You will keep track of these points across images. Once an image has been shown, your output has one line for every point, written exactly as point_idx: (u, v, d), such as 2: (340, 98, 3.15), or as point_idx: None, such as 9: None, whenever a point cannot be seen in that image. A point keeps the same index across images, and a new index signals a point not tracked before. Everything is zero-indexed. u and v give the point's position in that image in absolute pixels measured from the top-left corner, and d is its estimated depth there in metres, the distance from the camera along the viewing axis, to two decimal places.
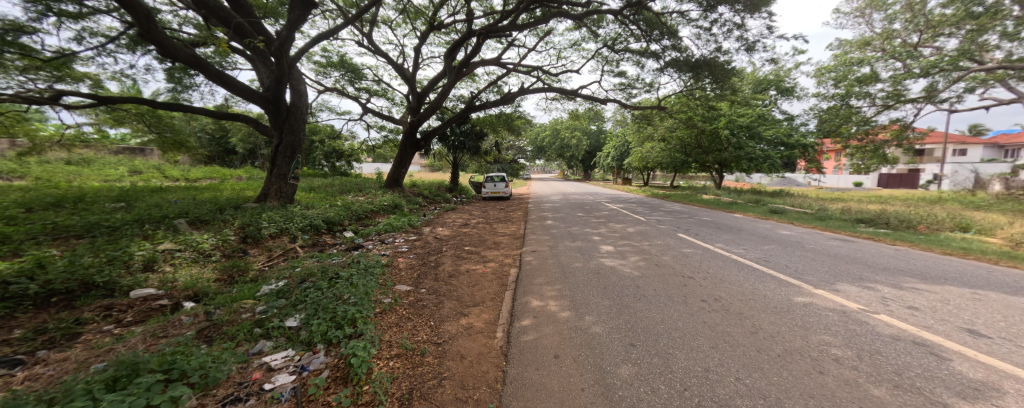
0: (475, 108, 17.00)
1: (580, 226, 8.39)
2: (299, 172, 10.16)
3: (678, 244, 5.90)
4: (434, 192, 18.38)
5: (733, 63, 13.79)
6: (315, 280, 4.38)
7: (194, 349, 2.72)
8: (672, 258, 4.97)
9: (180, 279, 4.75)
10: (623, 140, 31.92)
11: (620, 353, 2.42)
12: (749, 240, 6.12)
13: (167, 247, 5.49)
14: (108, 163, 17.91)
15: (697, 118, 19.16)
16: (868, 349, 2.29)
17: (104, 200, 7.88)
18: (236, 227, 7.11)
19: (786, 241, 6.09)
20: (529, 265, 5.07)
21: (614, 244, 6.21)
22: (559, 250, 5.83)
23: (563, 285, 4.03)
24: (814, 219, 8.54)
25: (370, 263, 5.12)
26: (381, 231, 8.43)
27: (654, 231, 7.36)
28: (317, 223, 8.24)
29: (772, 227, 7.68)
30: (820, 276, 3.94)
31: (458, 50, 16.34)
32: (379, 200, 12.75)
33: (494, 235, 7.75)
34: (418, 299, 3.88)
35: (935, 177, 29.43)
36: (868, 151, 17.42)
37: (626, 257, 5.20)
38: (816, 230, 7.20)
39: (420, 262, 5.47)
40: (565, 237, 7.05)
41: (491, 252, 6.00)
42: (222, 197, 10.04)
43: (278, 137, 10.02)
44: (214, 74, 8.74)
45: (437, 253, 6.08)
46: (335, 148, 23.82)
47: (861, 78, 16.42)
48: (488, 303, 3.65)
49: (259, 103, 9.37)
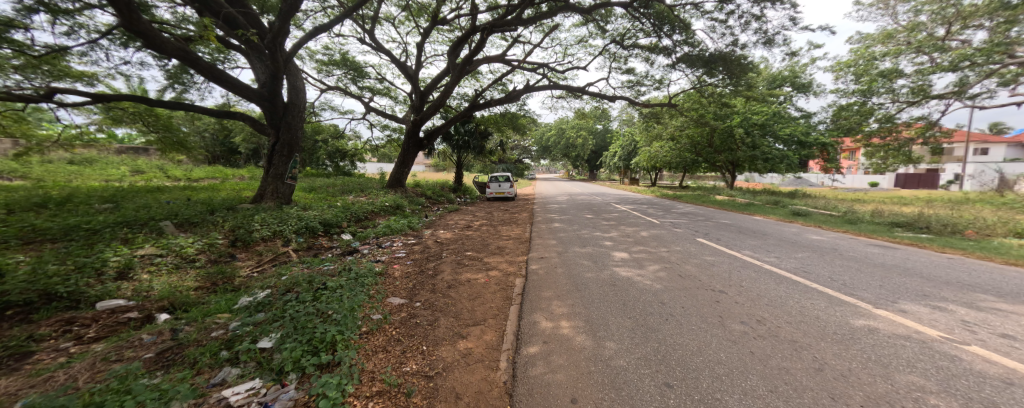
0: (479, 106, 16.56)
1: (589, 229, 7.88)
2: (297, 172, 9.78)
3: (700, 251, 5.40)
4: (437, 192, 17.95)
5: (748, 58, 13.17)
6: (299, 291, 3.96)
7: (139, 383, 2.27)
8: (697, 268, 4.46)
9: (156, 287, 4.34)
10: (630, 139, 31.28)
11: (653, 399, 1.93)
12: (779, 247, 5.59)
13: (146, 252, 5.09)
14: (111, 163, 17.77)
15: (709, 116, 18.54)
16: (977, 399, 1.79)
17: (92, 201, 7.54)
18: (226, 230, 6.72)
19: (819, 248, 5.55)
20: (537, 274, 4.60)
21: (628, 250, 5.69)
22: (569, 258, 5.34)
23: (576, 300, 3.54)
24: (844, 222, 7.96)
25: (362, 271, 4.68)
26: (379, 234, 7.99)
27: (671, 235, 6.85)
28: (313, 225, 7.85)
29: (799, 231, 7.11)
30: (874, 292, 3.42)
31: (461, 47, 15.94)
32: (381, 200, 12.37)
33: (497, 239, 7.26)
34: (411, 315, 3.40)
35: (957, 177, 28.40)
36: (890, 150, 16.66)
37: (643, 265, 4.70)
38: (849, 236, 6.61)
39: (417, 270, 5.00)
40: (574, 242, 6.56)
41: (495, 259, 5.53)
42: (217, 197, 9.69)
43: (275, 135, 9.64)
44: (206, 69, 8.28)
45: (436, 259, 5.62)
46: (338, 148, 23.55)
47: (884, 72, 15.65)
48: (491, 321, 3.19)
49: (255, 100, 8.97)
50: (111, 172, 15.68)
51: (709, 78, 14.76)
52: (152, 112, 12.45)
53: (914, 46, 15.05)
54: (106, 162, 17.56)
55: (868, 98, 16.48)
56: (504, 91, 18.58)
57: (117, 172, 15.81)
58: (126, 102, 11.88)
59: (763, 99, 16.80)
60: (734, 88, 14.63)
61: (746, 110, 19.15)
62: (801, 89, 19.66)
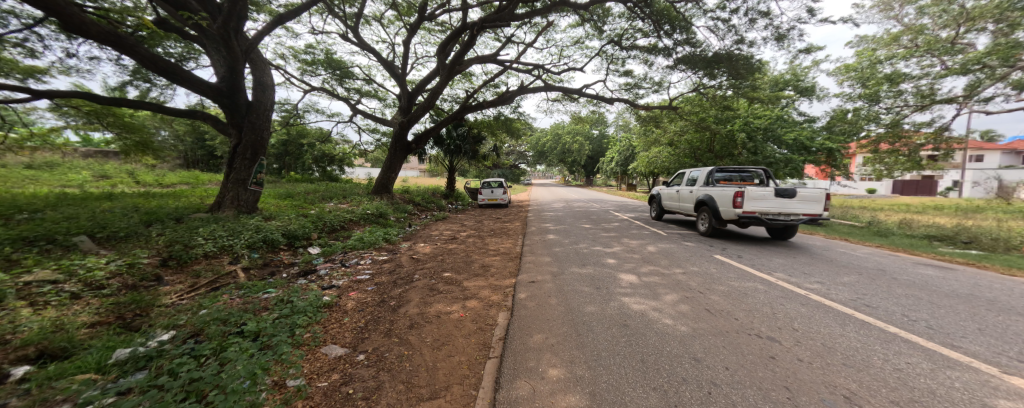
0: (469, 108, 15.64)
1: (587, 243, 6.93)
2: (262, 177, 8.73)
3: (722, 272, 4.49)
4: (427, 198, 17.02)
5: (754, 58, 12.35)
6: (205, 336, 2.96)
7: None
8: (726, 298, 3.55)
9: (26, 328, 3.31)
10: (627, 144, 30.59)
11: None
12: (815, 267, 4.72)
13: (35, 279, 4.07)
14: (75, 167, 16.54)
15: (710, 119, 17.82)
16: None
17: (12, 210, 6.49)
18: (160, 245, 5.67)
19: (862, 268, 4.68)
20: (526, 306, 3.65)
21: (636, 271, 4.74)
22: (566, 282, 4.38)
23: (576, 354, 2.58)
24: (872, 235, 7.17)
25: (305, 301, 3.69)
26: (348, 249, 7.01)
27: (682, 250, 5.97)
28: (273, 238, 6.88)
29: (827, 246, 6.23)
30: (983, 343, 2.51)
31: (451, 45, 15.05)
32: (362, 208, 11.38)
33: (483, 255, 6.28)
34: (344, 378, 2.41)
35: (957, 184, 28.04)
36: (900, 156, 15.90)
37: (658, 295, 3.75)
38: (887, 253, 5.74)
39: (376, 300, 3.99)
40: (571, 259, 5.60)
41: (475, 283, 4.54)
42: (170, 206, 8.57)
43: (237, 135, 8.58)
44: (148, 58, 7.22)
45: (405, 284, 4.62)
46: (324, 153, 22.42)
47: (891, 76, 14.94)
48: (454, 395, 2.21)
49: (211, 95, 7.94)
50: (70, 177, 14.53)
51: (710, 80, 14.03)
52: (109, 112, 11.34)
53: (924, 48, 14.30)
54: (70, 167, 16.42)
55: (875, 103, 15.79)
56: (496, 94, 17.79)
57: (77, 177, 14.64)
58: (80, 101, 10.80)
59: (767, 103, 16.07)
60: (737, 90, 13.89)
61: (748, 113, 18.42)
62: (804, 92, 18.83)
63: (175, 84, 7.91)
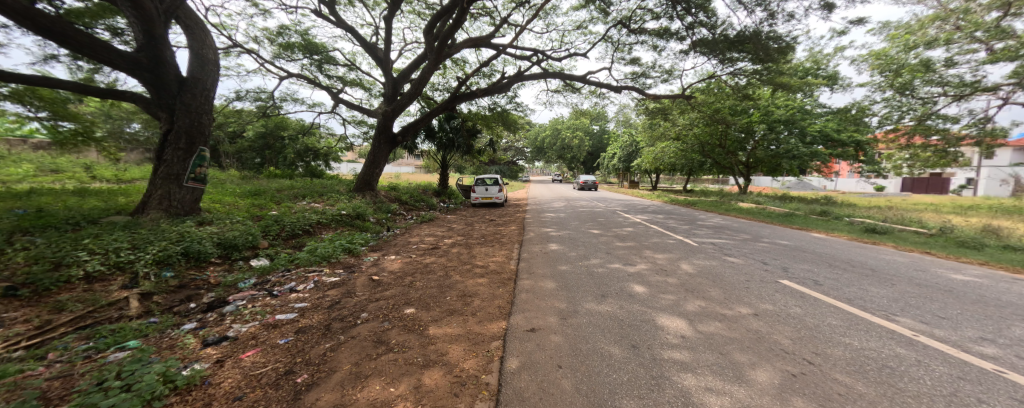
0: (461, 97, 14.01)
1: (602, 258, 5.45)
2: (202, 171, 7.11)
3: (816, 316, 3.01)
4: (415, 196, 15.55)
5: (783, 39, 10.76)
6: None
7: None
8: (867, 383, 2.06)
9: None
10: (631, 140, 28.96)
11: None
12: (950, 306, 3.21)
13: None
14: (25, 160, 14.91)
15: (722, 111, 16.31)
16: None
17: None
18: (19, 266, 4.13)
19: (1012, 307, 3.21)
20: (522, 395, 2.11)
21: (685, 310, 3.26)
22: (583, 333, 2.87)
23: None
24: (955, 246, 5.77)
25: (136, 384, 2.12)
26: (295, 264, 5.48)
27: (731, 270, 4.50)
28: (198, 249, 5.32)
29: (919, 265, 4.73)
30: None
31: (439, 23, 13.26)
32: (335, 208, 9.84)
33: (465, 275, 4.76)
34: None
35: (972, 182, 26.78)
36: (933, 151, 14.34)
37: (740, 368, 2.26)
38: (1007, 276, 4.29)
39: (277, 374, 2.40)
40: (584, 284, 4.13)
41: (446, 332, 3.02)
42: (87, 207, 6.96)
43: (169, 119, 6.97)
44: (26, 13, 5.41)
45: (341, 331, 3.06)
46: (308, 146, 20.80)
47: (925, 62, 13.14)
48: None
49: (126, 65, 6.29)
50: (13, 171, 12.93)
51: (729, 65, 12.46)
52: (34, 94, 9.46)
53: None
54: (17, 160, 14.70)
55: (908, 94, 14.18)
56: (490, 81, 16.24)
57: (21, 171, 13.08)
58: None
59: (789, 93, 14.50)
60: (759, 75, 12.30)
61: (767, 103, 16.79)
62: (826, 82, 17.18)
63: (72, 50, 6.06)
